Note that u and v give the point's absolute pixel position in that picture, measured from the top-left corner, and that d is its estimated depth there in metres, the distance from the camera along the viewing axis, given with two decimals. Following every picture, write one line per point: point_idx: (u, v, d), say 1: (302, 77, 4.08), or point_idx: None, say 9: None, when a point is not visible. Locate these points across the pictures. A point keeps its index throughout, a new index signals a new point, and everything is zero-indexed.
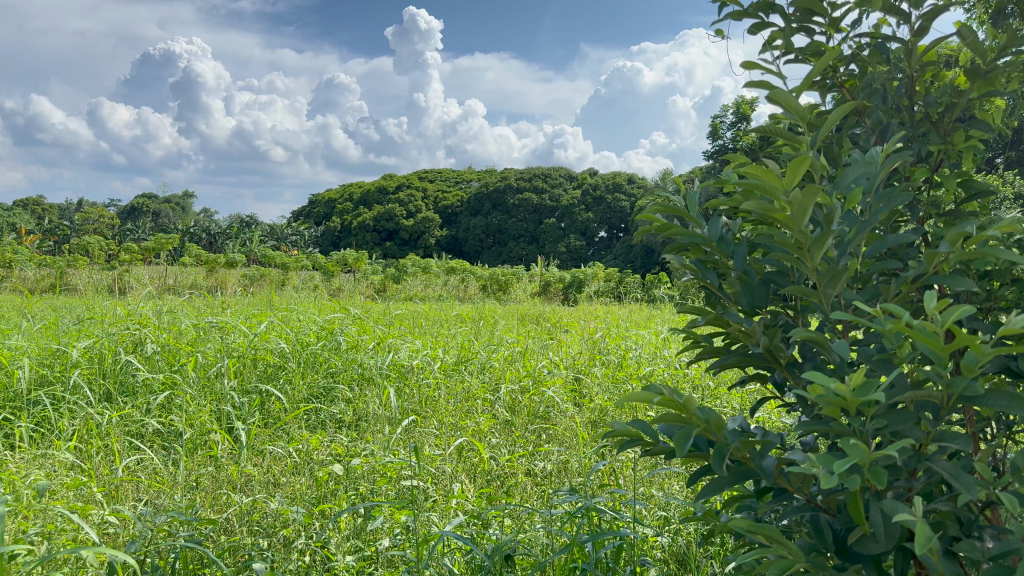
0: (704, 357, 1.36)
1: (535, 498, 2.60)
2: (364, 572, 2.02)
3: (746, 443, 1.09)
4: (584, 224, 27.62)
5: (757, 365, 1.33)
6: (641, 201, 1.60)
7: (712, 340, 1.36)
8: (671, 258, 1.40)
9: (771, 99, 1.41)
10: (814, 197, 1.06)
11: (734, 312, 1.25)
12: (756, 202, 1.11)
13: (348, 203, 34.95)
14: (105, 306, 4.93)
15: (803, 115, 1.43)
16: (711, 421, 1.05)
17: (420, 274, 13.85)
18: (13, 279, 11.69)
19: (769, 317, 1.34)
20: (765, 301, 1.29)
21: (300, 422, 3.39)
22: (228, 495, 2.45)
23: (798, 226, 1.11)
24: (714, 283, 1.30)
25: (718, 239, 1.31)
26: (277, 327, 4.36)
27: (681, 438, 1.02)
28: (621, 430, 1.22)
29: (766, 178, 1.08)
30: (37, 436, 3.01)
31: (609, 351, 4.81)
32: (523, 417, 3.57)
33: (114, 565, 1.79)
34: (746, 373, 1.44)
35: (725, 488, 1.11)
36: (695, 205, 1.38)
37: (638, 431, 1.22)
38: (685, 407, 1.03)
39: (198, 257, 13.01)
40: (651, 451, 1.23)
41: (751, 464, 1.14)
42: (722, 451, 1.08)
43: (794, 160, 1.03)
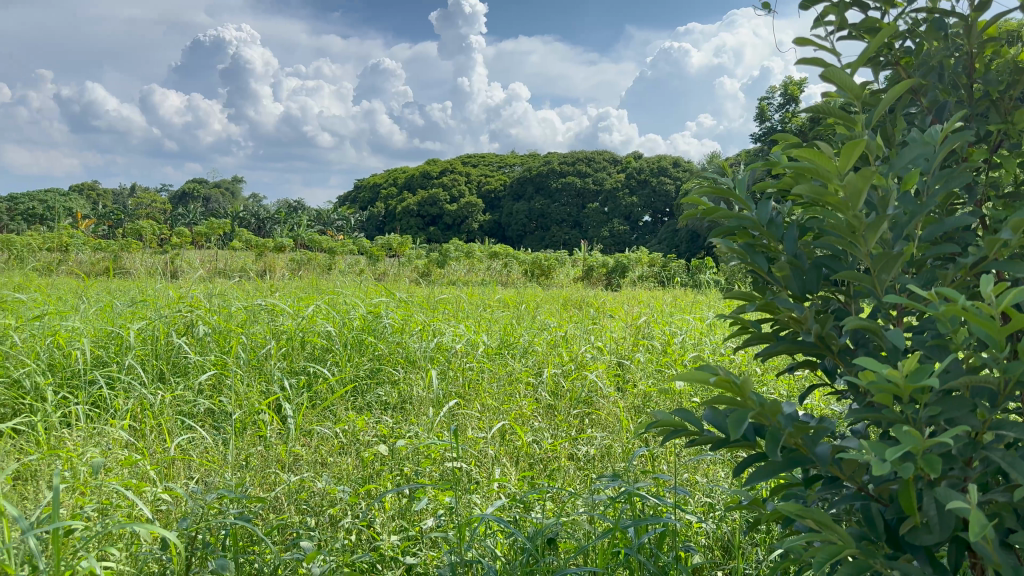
0: (752, 345, 1.33)
1: (578, 482, 2.61)
2: (408, 552, 2.04)
3: (800, 427, 1.04)
4: (628, 209, 27.42)
5: (807, 351, 1.29)
6: (687, 183, 1.58)
7: (759, 324, 1.34)
8: (718, 242, 1.36)
9: (826, 77, 1.38)
10: (869, 181, 1.03)
11: (783, 298, 1.21)
12: (807, 186, 1.09)
13: (392, 189, 35.24)
14: (155, 287, 5.03)
15: (858, 94, 1.39)
16: (766, 405, 1.02)
17: (464, 258, 13.91)
18: (70, 262, 12.04)
19: (820, 303, 1.32)
20: (817, 285, 1.25)
21: (346, 402, 3.45)
22: (276, 475, 2.49)
23: (851, 210, 1.09)
24: (764, 267, 1.27)
25: (767, 222, 1.28)
26: (323, 310, 4.42)
27: (735, 423, 0.98)
28: (665, 418, 1.19)
29: (820, 161, 1.08)
30: (94, 414, 3.08)
31: (653, 337, 4.78)
32: (566, 401, 3.56)
33: (167, 541, 1.81)
34: (795, 360, 1.39)
35: (773, 476, 1.07)
36: (744, 189, 1.34)
37: (682, 418, 1.19)
38: (741, 388, 0.99)
39: (248, 242, 13.25)
40: (697, 440, 1.20)
41: (804, 451, 1.09)
42: (774, 438, 1.04)
43: (846, 144, 1.02)
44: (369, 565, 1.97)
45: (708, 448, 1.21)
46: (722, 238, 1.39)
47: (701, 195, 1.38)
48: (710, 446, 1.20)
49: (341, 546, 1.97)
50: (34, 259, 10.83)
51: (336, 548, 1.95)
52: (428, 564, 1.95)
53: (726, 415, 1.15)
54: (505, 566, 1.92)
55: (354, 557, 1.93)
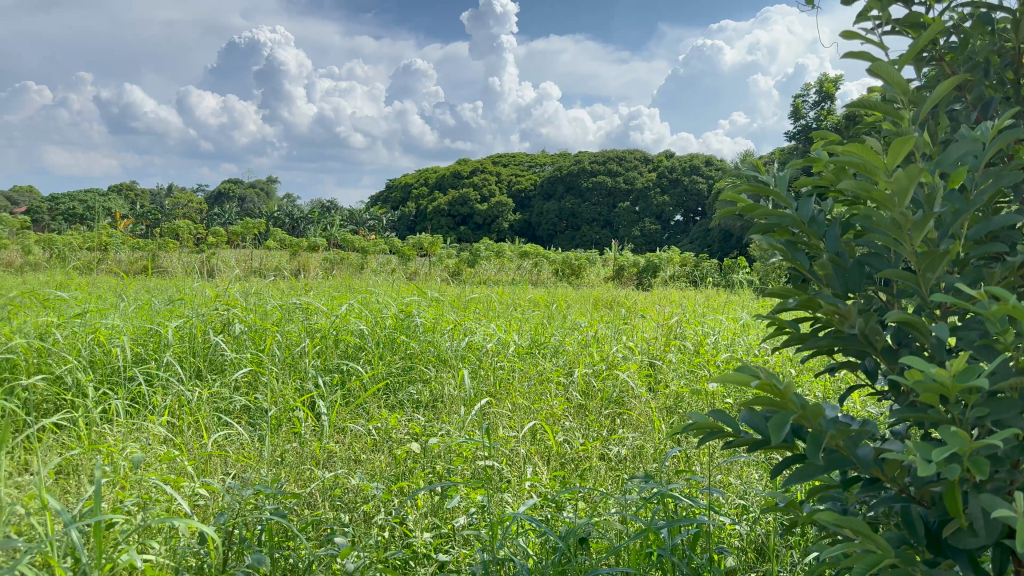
0: (791, 344, 1.31)
1: (609, 482, 2.60)
2: (440, 549, 2.05)
3: (841, 430, 1.03)
4: (659, 208, 27.26)
5: (848, 351, 1.27)
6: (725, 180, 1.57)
7: (798, 323, 1.32)
8: (758, 239, 1.35)
9: (874, 72, 1.35)
10: (916, 178, 1.01)
11: (826, 294, 1.19)
12: (853, 182, 1.07)
13: (423, 188, 35.42)
14: (192, 285, 5.12)
15: (906, 90, 1.37)
16: (807, 408, 1.00)
17: (494, 257, 13.94)
18: (109, 261, 12.29)
19: (861, 301, 1.30)
20: (859, 284, 1.23)
21: (378, 400, 3.47)
22: (311, 471, 2.52)
23: (898, 207, 1.06)
24: (805, 265, 1.25)
25: (808, 219, 1.26)
26: (356, 308, 4.45)
27: (776, 425, 0.96)
28: (702, 419, 1.18)
29: (867, 157, 1.06)
30: (133, 410, 3.14)
31: (686, 337, 4.75)
32: (597, 401, 3.55)
33: (206, 535, 1.84)
34: (834, 360, 1.37)
35: (813, 478, 1.05)
36: (786, 184, 1.32)
37: (719, 419, 1.17)
38: (783, 392, 0.98)
39: (282, 241, 13.41)
40: (734, 441, 1.19)
41: (844, 452, 1.08)
42: (816, 440, 1.03)
43: (896, 139, 1.00)
44: (402, 562, 1.99)
45: (745, 449, 1.20)
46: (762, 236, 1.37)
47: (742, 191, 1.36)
48: (747, 447, 1.20)
49: (374, 543, 1.99)
50: (75, 258, 11.07)
51: (370, 544, 1.97)
52: (461, 561, 1.96)
53: (764, 416, 1.14)
54: (538, 565, 1.93)
55: (388, 553, 1.95)
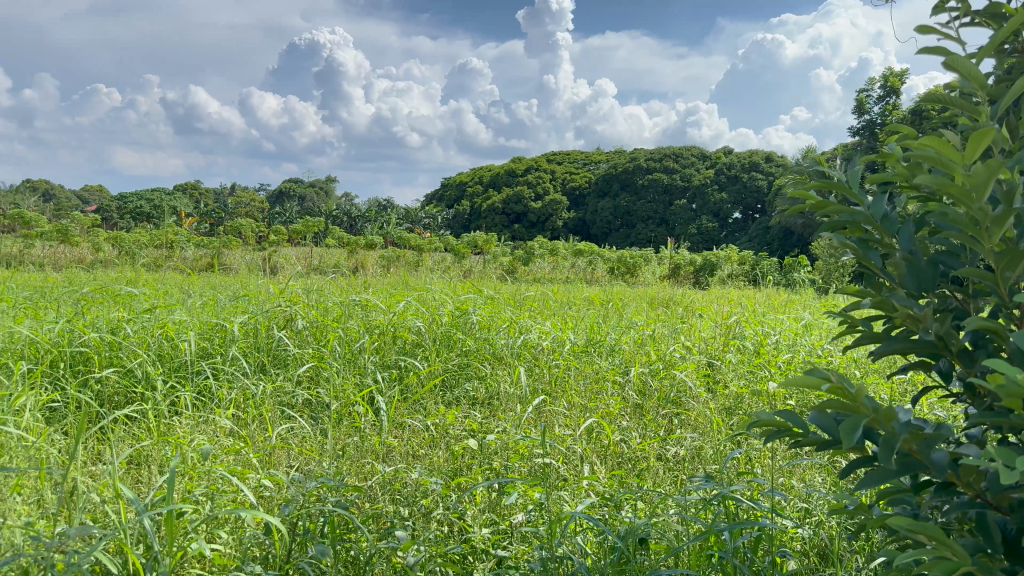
0: (862, 343, 1.27)
1: (668, 483, 2.58)
2: (498, 545, 2.07)
3: (915, 434, 1.00)
4: (717, 206, 26.86)
5: (922, 352, 1.23)
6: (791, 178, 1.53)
7: (871, 323, 1.28)
8: (827, 237, 1.32)
9: (949, 67, 1.30)
10: (996, 173, 0.97)
11: (900, 295, 1.16)
12: (928, 176, 1.03)
13: (478, 187, 35.63)
14: (256, 282, 5.25)
15: (984, 84, 1.31)
16: (881, 411, 0.98)
17: (548, 255, 13.94)
18: (175, 258, 12.68)
19: (936, 301, 1.25)
20: (934, 284, 1.18)
21: (435, 396, 3.51)
22: (371, 465, 2.56)
23: (976, 203, 1.02)
24: (877, 263, 1.22)
25: (881, 216, 1.23)
26: (413, 306, 4.50)
27: (848, 428, 0.94)
28: (769, 418, 1.16)
29: (944, 151, 1.03)
30: (201, 403, 3.23)
31: (745, 337, 4.67)
32: (655, 400, 3.52)
33: (272, 527, 1.89)
34: (907, 361, 1.33)
35: (886, 481, 1.03)
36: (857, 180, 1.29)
37: (787, 419, 1.15)
38: (855, 396, 0.97)
39: (340, 239, 13.65)
40: (802, 441, 1.17)
41: (919, 456, 1.05)
42: (889, 443, 1.00)
43: (975, 133, 0.97)
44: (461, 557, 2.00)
45: (814, 450, 1.17)
46: (831, 234, 1.34)
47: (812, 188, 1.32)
48: (815, 447, 1.18)
49: (435, 537, 2.01)
50: (144, 256, 11.47)
51: (430, 538, 1.99)
52: (519, 557, 1.97)
53: (834, 417, 1.11)
54: (596, 564, 1.92)
55: (448, 547, 1.97)
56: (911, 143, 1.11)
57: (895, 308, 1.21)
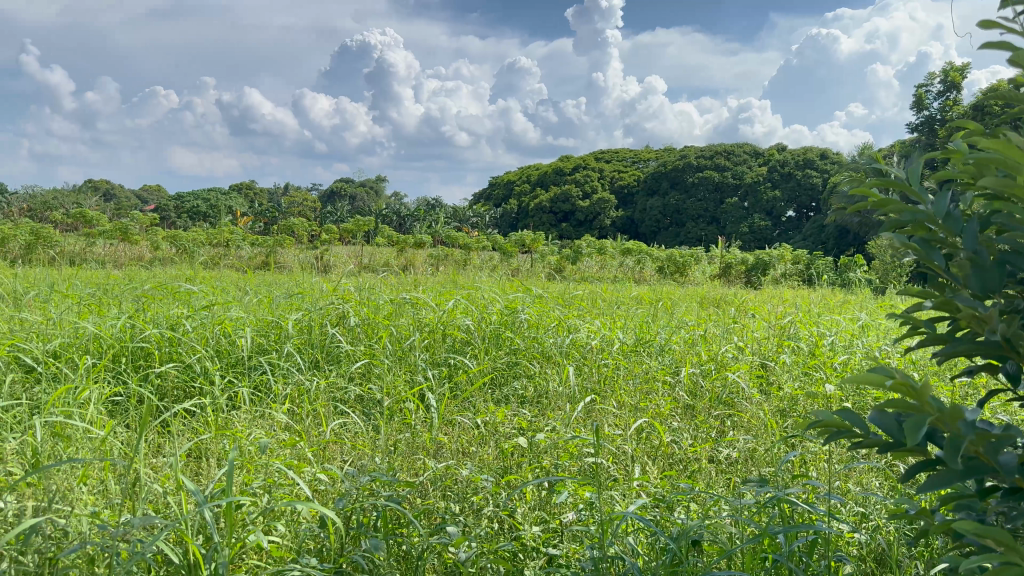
0: (925, 344, 1.24)
1: (720, 484, 2.55)
2: (549, 543, 2.07)
3: (983, 436, 0.97)
4: (769, 204, 26.40)
5: (989, 354, 1.19)
6: (849, 176, 1.50)
7: (934, 323, 1.25)
8: (889, 236, 1.28)
9: (1015, 62, 1.25)
10: None
11: (964, 296, 1.12)
12: (993, 175, 1.00)
13: (525, 186, 35.67)
14: (311, 280, 5.35)
15: None
16: (946, 411, 0.95)
17: (597, 254, 13.89)
18: (231, 256, 12.98)
19: (1005, 302, 1.21)
20: (1000, 284, 1.13)
21: (485, 393, 3.53)
22: (423, 461, 2.59)
23: None
24: (940, 263, 1.19)
25: (944, 215, 1.20)
26: (463, 304, 4.53)
27: (912, 427, 0.92)
28: (828, 419, 1.14)
29: (1009, 149, 0.99)
30: (257, 397, 3.30)
31: (800, 338, 4.59)
32: (706, 401, 3.48)
33: (326, 520, 1.92)
34: (975, 364, 1.29)
35: (952, 484, 0.99)
36: (919, 179, 1.25)
37: (847, 420, 1.13)
38: (920, 393, 0.95)
39: (390, 238, 13.81)
40: (862, 443, 1.14)
41: (986, 460, 1.01)
42: (954, 444, 0.97)
43: None
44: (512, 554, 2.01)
45: (875, 453, 1.14)
46: (893, 232, 1.31)
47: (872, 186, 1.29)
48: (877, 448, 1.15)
49: (485, 534, 2.02)
50: (202, 254, 11.76)
51: (482, 535, 2.00)
52: (570, 556, 1.97)
53: (895, 418, 1.08)
54: (648, 564, 1.91)
55: (499, 544, 1.97)
56: (977, 140, 1.07)
57: (959, 309, 1.17)
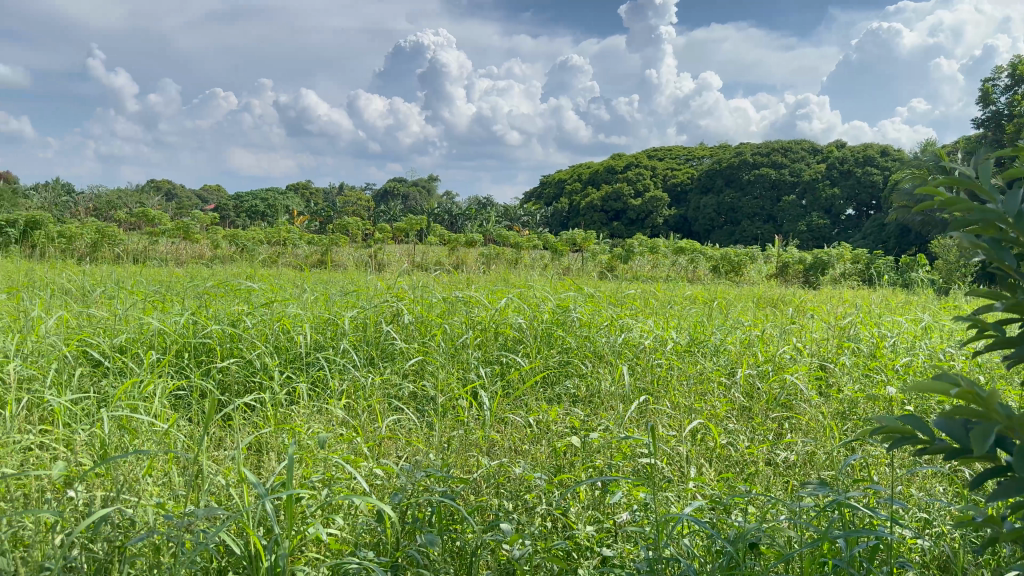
0: (994, 348, 1.20)
1: (778, 487, 2.51)
2: (603, 543, 2.07)
3: None
4: (827, 202, 25.81)
5: None
6: (914, 174, 1.46)
7: (1004, 326, 1.20)
8: (957, 236, 1.24)
9: None
10: None
11: None
12: None
13: (577, 184, 35.57)
14: (366, 279, 5.43)
15: None
16: (1015, 419, 0.92)
17: (649, 253, 13.78)
18: (288, 255, 13.25)
19: None
20: None
21: (537, 392, 3.53)
22: (476, 458, 2.61)
23: None
24: (1011, 264, 1.15)
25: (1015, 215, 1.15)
26: (514, 302, 4.55)
27: (979, 435, 0.90)
28: (892, 424, 1.11)
29: None
30: (314, 393, 3.37)
31: (860, 339, 4.48)
32: (763, 403, 3.43)
33: (383, 514, 1.94)
34: None
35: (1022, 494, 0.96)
36: (989, 178, 1.21)
37: (912, 425, 1.10)
38: (987, 400, 0.92)
39: (443, 237, 13.92)
40: (928, 449, 1.11)
41: None
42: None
43: None
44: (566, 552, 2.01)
45: (941, 459, 1.11)
46: (961, 232, 1.27)
47: (938, 186, 1.25)
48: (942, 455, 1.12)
49: (539, 532, 2.03)
50: (260, 252, 12.03)
51: (535, 533, 2.00)
52: (625, 556, 1.97)
53: (962, 424, 1.05)
54: (704, 566, 1.90)
55: (553, 543, 1.98)
56: None
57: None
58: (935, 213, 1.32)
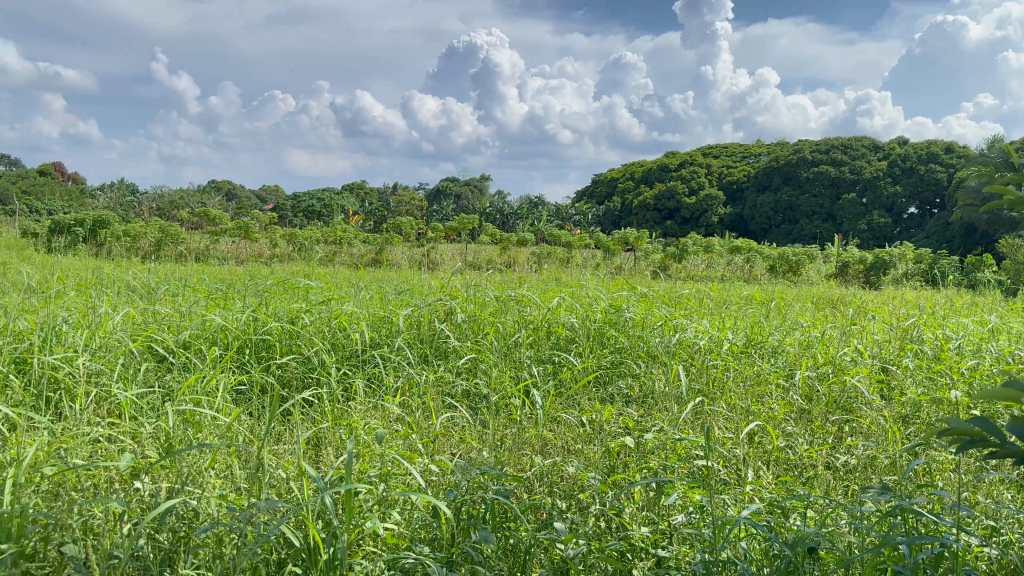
0: None
1: (838, 491, 2.46)
2: (658, 544, 2.05)
3: None
4: (888, 200, 25.10)
5: None
6: (982, 174, 1.42)
7: None
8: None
9: None
10: None
11: None
12: None
13: (629, 183, 35.31)
14: (420, 277, 5.49)
15: None
16: None
17: (704, 252, 13.60)
18: (343, 254, 13.45)
19: None
20: None
21: (590, 392, 3.53)
22: (529, 457, 2.61)
23: None
24: None
25: None
26: (567, 301, 4.54)
27: None
28: (960, 426, 1.09)
29: None
30: (370, 389, 3.42)
31: (924, 341, 4.35)
32: (822, 405, 3.36)
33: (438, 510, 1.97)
34: None
35: None
36: None
37: (982, 428, 1.07)
38: None
39: (495, 236, 13.96)
40: (997, 454, 1.08)
41: None
42: None
43: None
44: (621, 553, 2.01)
45: (1011, 464, 1.08)
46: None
47: (1009, 185, 1.22)
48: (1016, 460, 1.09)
49: (593, 531, 2.02)
50: (316, 252, 12.24)
51: (590, 532, 2.00)
52: (680, 558, 1.95)
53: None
54: (761, 570, 1.87)
55: (607, 543, 1.97)
56: None
57: None
58: (1005, 213, 1.28)
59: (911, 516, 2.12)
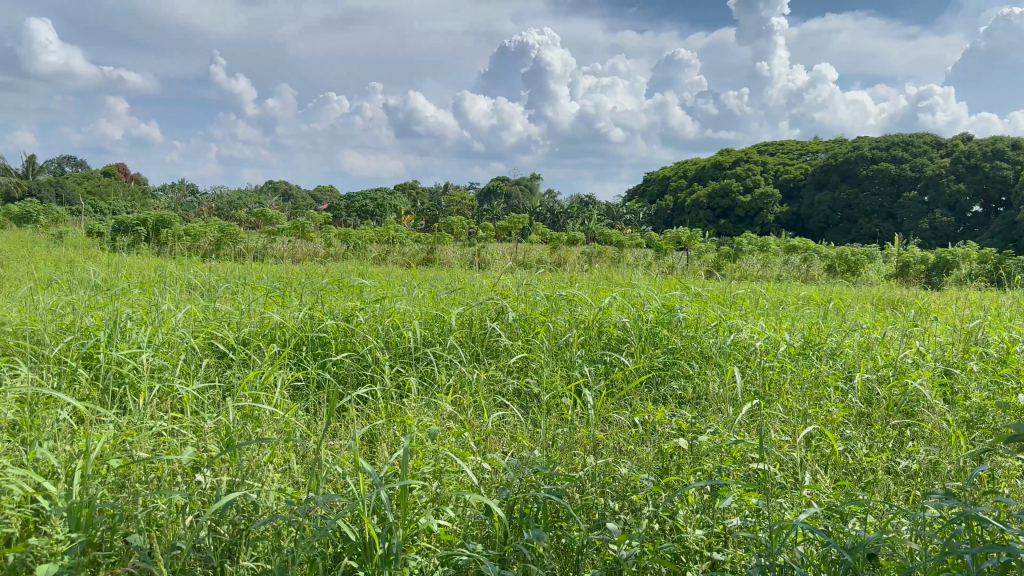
0: None
1: (899, 497, 2.40)
2: (713, 547, 2.03)
3: None
4: (952, 197, 24.31)
5: None
6: None
7: None
8: None
9: None
10: None
11: None
12: None
13: (681, 181, 34.92)
14: (472, 276, 5.52)
15: None
16: None
17: (758, 251, 13.37)
18: (396, 253, 13.59)
19: None
20: None
21: (642, 392, 3.51)
22: (582, 456, 2.61)
23: None
24: None
25: None
26: (619, 301, 4.52)
27: None
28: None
29: None
30: (423, 387, 3.46)
31: (990, 343, 4.21)
32: (882, 408, 3.28)
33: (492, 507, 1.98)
34: None
35: None
36: None
37: None
38: None
39: (546, 235, 13.95)
40: None
41: None
42: None
43: None
44: (674, 555, 1.99)
45: None
46: None
47: None
48: None
49: (646, 532, 2.01)
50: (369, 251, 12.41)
51: (642, 533, 1.99)
52: (736, 561, 1.92)
53: None
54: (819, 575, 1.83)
55: (661, 544, 1.96)
56: None
57: None
58: None
59: (976, 523, 2.05)
